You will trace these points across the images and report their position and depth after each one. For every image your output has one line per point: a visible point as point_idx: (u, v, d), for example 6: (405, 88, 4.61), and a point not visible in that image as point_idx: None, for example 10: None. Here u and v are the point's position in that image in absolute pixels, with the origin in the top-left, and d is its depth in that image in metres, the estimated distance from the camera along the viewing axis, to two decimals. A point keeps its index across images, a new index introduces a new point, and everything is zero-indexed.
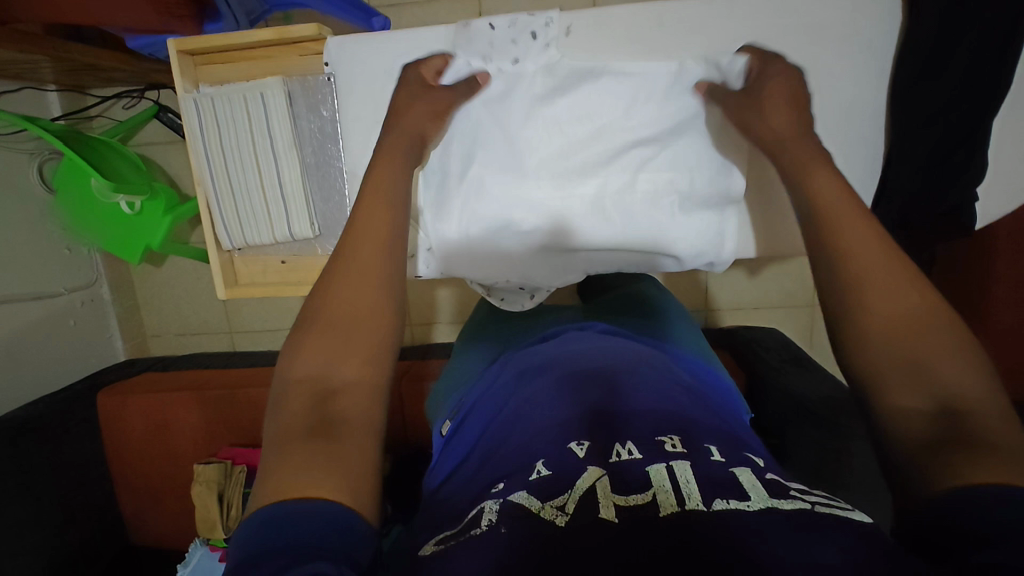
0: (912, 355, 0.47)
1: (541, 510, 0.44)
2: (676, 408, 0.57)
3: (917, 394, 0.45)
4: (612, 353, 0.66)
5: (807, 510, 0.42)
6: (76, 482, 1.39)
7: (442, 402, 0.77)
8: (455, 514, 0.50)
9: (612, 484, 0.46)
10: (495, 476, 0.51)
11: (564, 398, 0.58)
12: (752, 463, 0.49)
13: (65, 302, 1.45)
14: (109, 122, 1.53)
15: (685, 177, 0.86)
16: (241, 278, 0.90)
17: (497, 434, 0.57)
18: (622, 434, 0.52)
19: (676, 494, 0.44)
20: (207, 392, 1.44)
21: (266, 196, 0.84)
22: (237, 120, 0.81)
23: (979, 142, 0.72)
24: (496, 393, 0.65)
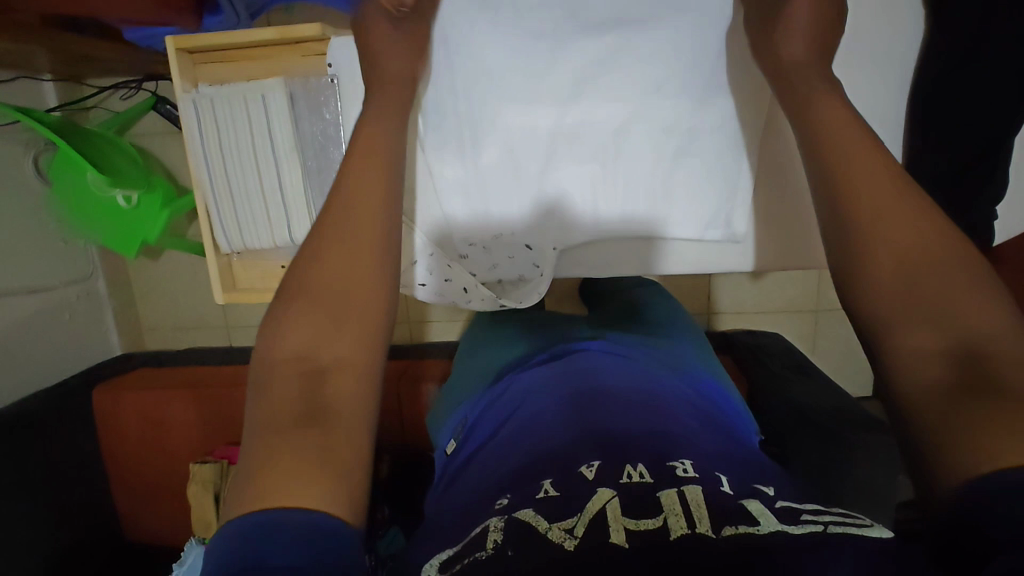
0: (924, 294, 0.44)
1: (548, 530, 0.43)
2: (687, 434, 0.55)
3: (928, 332, 0.43)
4: (621, 373, 0.65)
5: (820, 533, 0.40)
6: (70, 478, 1.38)
7: (448, 417, 0.75)
8: (456, 530, 0.48)
9: (623, 506, 0.44)
10: (501, 491, 0.50)
11: (572, 416, 0.57)
12: (765, 492, 0.47)
13: (59, 296, 1.43)
14: (106, 114, 1.49)
15: (696, 153, 0.80)
16: (239, 282, 0.87)
17: (504, 452, 0.56)
18: (632, 454, 0.51)
19: (687, 517, 0.42)
20: (203, 389, 1.43)
21: (267, 200, 0.82)
22: (237, 121, 0.79)
23: (1002, 157, 0.69)
24: (502, 410, 0.64)
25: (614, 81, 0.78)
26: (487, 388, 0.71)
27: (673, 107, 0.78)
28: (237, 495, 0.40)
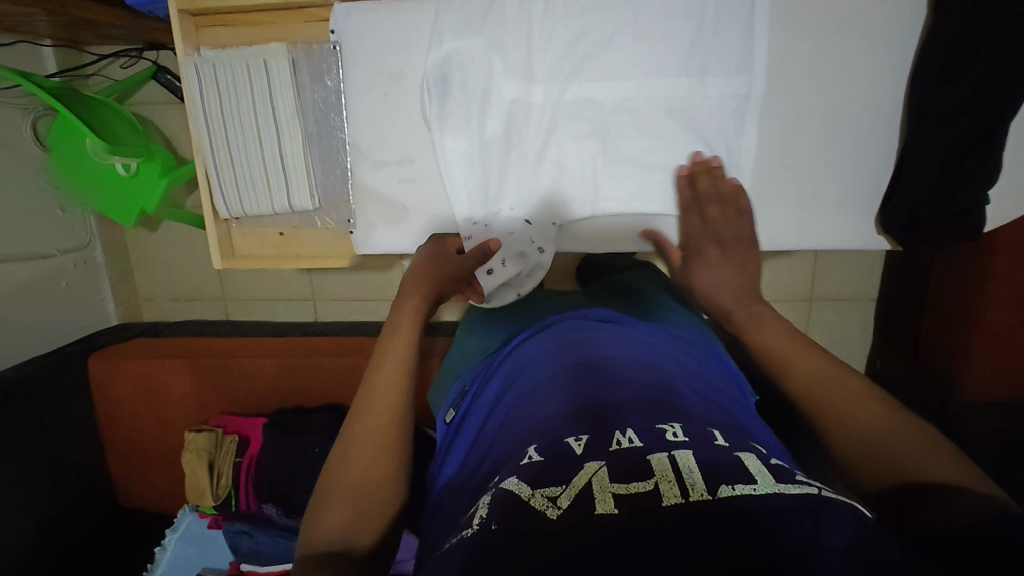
0: (877, 440, 0.49)
1: (531, 498, 0.43)
2: (684, 399, 0.54)
3: (883, 474, 0.47)
4: (613, 343, 0.65)
5: (814, 494, 0.40)
6: (65, 443, 1.39)
7: (446, 388, 0.75)
8: (461, 513, 0.50)
9: (611, 473, 0.44)
10: (494, 469, 0.51)
11: (566, 387, 0.57)
12: (759, 451, 0.48)
13: (56, 264, 1.43)
14: (106, 81, 1.49)
15: (697, 136, 0.79)
16: (238, 249, 0.87)
17: (500, 427, 0.57)
18: (621, 422, 0.50)
19: (679, 484, 0.42)
20: (200, 359, 1.44)
21: (267, 166, 0.81)
22: (237, 87, 0.78)
23: (997, 141, 0.69)
24: (499, 385, 0.64)
25: (619, 60, 0.77)
26: (488, 358, 0.71)
27: (674, 87, 0.77)
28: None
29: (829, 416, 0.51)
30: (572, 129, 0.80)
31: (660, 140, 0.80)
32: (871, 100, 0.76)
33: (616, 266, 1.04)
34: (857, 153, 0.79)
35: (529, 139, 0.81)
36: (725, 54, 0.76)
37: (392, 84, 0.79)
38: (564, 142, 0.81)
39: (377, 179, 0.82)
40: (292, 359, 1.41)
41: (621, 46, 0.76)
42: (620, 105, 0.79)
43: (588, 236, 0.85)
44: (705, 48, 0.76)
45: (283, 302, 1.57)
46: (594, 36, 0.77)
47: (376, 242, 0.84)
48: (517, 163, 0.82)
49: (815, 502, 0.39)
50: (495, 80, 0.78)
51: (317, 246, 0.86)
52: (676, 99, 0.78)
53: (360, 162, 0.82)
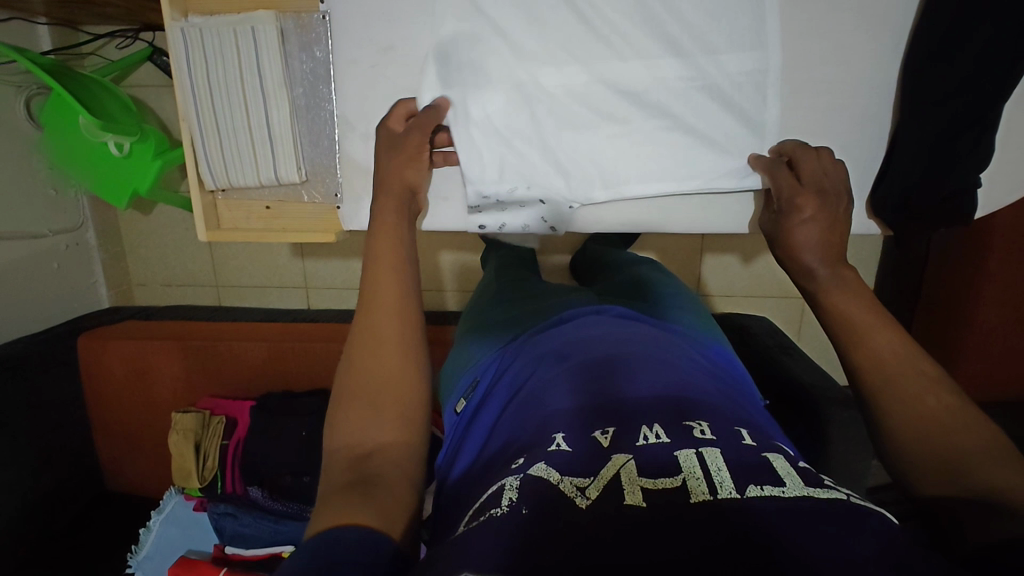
0: (941, 434, 0.47)
1: (561, 483, 0.43)
2: (704, 397, 0.54)
3: (939, 481, 0.46)
4: (629, 338, 0.64)
5: (844, 501, 0.40)
6: (53, 423, 1.38)
7: (454, 381, 0.74)
8: (478, 492, 0.49)
9: (639, 468, 0.44)
10: (516, 454, 0.50)
11: (586, 379, 0.56)
12: (784, 452, 0.47)
13: (49, 244, 1.42)
14: (102, 62, 1.48)
15: (701, 113, 0.75)
16: (224, 222, 0.85)
17: (520, 414, 0.56)
18: (646, 417, 0.50)
19: (707, 481, 0.41)
20: (191, 342, 1.43)
21: (253, 134, 0.80)
22: (226, 55, 0.77)
23: (988, 126, 0.68)
24: (514, 376, 0.63)
25: (628, 41, 0.73)
26: (501, 349, 0.71)
27: (680, 63, 0.73)
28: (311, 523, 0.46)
29: (893, 408, 0.50)
30: (578, 116, 0.76)
31: (660, 117, 0.76)
32: (877, 86, 0.73)
33: (616, 259, 1.02)
34: (847, 136, 0.75)
35: (536, 123, 0.77)
36: (734, 27, 0.72)
37: (386, 53, 0.76)
38: (577, 133, 0.77)
39: (365, 152, 0.79)
40: (282, 342, 1.41)
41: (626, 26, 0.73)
42: (630, 84, 0.75)
43: (604, 218, 0.81)
44: (716, 19, 0.72)
45: (276, 289, 1.56)
46: (604, 18, 0.73)
47: (360, 220, 0.81)
48: (519, 141, 0.78)
49: (847, 510, 0.39)
50: (504, 59, 0.75)
51: (303, 221, 0.85)
52: (678, 78, 0.74)
53: (347, 135, 0.79)
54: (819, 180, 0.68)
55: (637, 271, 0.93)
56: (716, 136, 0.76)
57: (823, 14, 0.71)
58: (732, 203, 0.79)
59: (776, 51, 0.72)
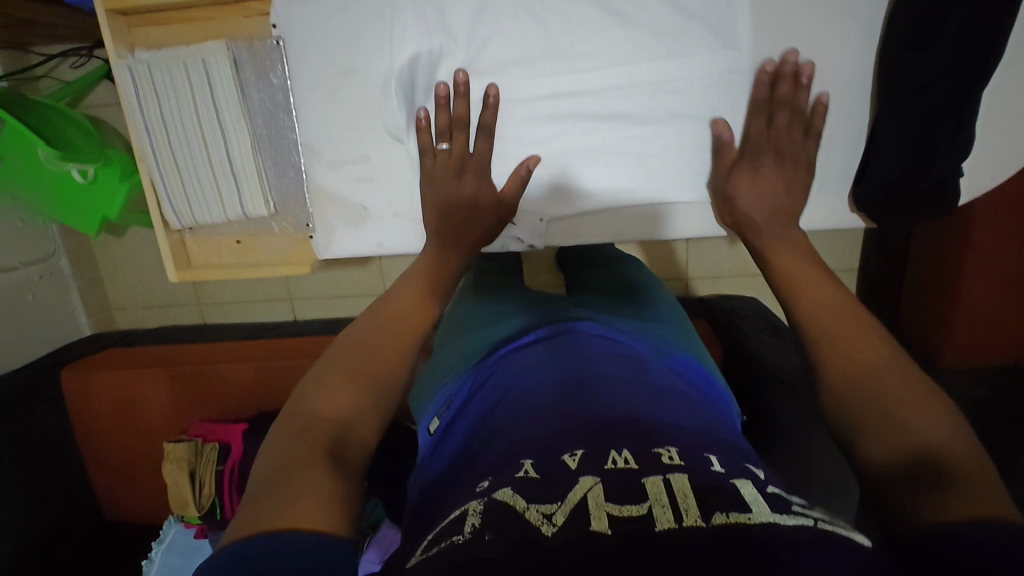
0: (888, 408, 0.46)
1: (526, 511, 0.41)
2: (672, 420, 0.53)
3: (892, 449, 0.45)
4: (603, 357, 0.62)
5: (811, 527, 0.39)
6: (43, 459, 1.36)
7: (433, 394, 0.72)
8: (440, 513, 0.48)
9: (606, 492, 0.42)
10: (481, 473, 0.49)
11: (561, 399, 0.55)
12: (755, 476, 0.46)
13: (21, 276, 1.37)
14: (57, 83, 1.42)
15: (678, 121, 0.72)
16: (194, 258, 0.83)
17: (492, 432, 0.55)
18: (616, 441, 0.49)
19: (674, 508, 0.40)
20: (177, 367, 1.41)
21: (215, 170, 0.77)
22: (178, 89, 0.73)
23: (967, 116, 0.65)
24: (488, 394, 0.62)
25: (596, 44, 0.69)
26: (474, 365, 0.69)
27: (657, 69, 0.70)
28: (260, 516, 0.41)
29: (881, 424, 0.46)
30: (542, 132, 0.73)
31: (626, 135, 0.73)
32: (854, 78, 0.70)
33: (609, 257, 1.00)
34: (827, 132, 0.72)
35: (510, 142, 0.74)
36: (709, 22, 0.68)
37: (345, 75, 0.71)
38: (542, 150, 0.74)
39: (334, 180, 0.76)
40: (268, 361, 1.38)
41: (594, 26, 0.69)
42: (602, 89, 0.71)
43: (590, 233, 0.78)
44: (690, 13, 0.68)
45: (260, 302, 1.53)
46: (566, 24, 0.69)
47: (337, 247, 0.78)
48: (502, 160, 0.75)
49: (819, 538, 0.38)
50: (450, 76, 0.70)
51: (274, 250, 0.82)
52: (648, 81, 0.71)
53: (314, 162, 0.75)
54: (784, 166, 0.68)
55: (616, 274, 0.92)
56: (694, 140, 0.73)
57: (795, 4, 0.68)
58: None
59: (749, 48, 0.69)
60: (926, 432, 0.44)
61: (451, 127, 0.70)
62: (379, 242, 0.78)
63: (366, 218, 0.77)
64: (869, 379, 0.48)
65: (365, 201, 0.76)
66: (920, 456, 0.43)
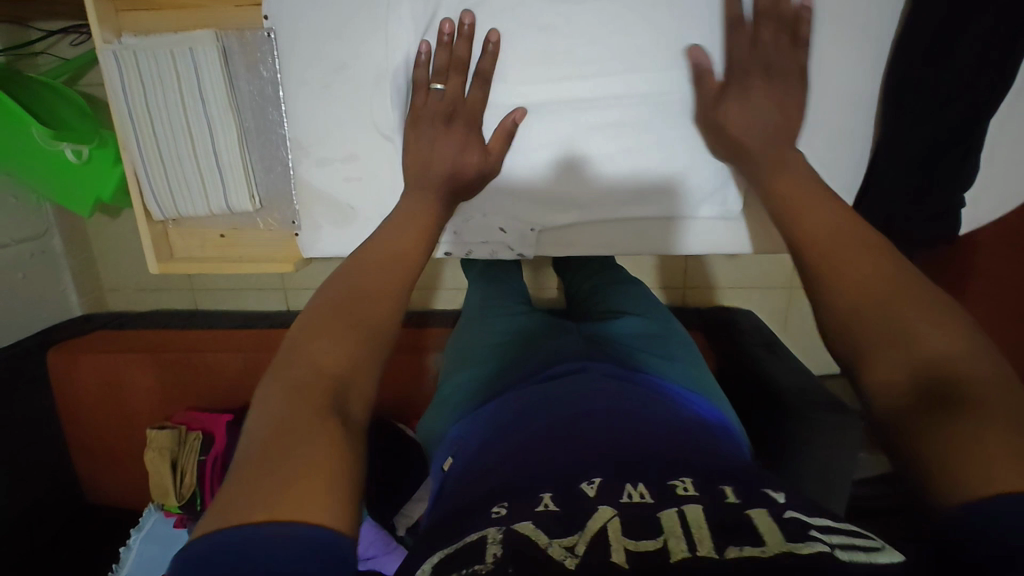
0: (892, 324, 0.43)
1: (548, 546, 0.39)
2: (690, 452, 0.50)
3: (895, 368, 0.41)
4: (615, 391, 0.59)
5: (828, 556, 0.35)
6: (24, 441, 1.36)
7: (441, 438, 0.67)
8: (445, 533, 0.44)
9: (625, 525, 0.40)
10: (493, 498, 0.46)
11: (581, 432, 0.52)
12: (773, 496, 0.42)
13: (11, 254, 1.35)
14: (55, 61, 1.39)
15: (681, 136, 0.69)
16: (177, 251, 0.82)
17: (504, 457, 0.51)
18: (634, 473, 0.46)
19: (688, 539, 0.38)
20: (163, 354, 1.39)
21: (199, 162, 0.75)
22: (164, 78, 0.71)
23: (974, 143, 0.63)
24: (495, 425, 0.58)
25: (592, 50, 0.67)
26: (476, 409, 0.64)
27: (659, 79, 0.67)
28: (234, 499, 0.36)
29: (890, 339, 0.42)
30: (529, 139, 0.70)
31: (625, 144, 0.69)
32: (852, 99, 0.67)
33: (610, 267, 0.96)
34: (826, 153, 0.69)
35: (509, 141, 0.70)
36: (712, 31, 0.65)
37: (336, 72, 0.69)
38: (528, 157, 0.70)
39: (323, 178, 0.74)
40: (257, 352, 1.37)
41: (597, 31, 0.66)
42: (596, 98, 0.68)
43: (588, 241, 0.75)
44: (691, 19, 0.65)
45: (252, 291, 1.50)
46: (567, 27, 0.66)
47: (322, 247, 0.76)
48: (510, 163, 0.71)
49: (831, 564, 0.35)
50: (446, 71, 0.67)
51: (258, 245, 0.81)
52: (646, 92, 0.68)
53: (302, 159, 0.73)
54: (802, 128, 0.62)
55: (619, 287, 0.89)
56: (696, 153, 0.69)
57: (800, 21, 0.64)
58: (714, 223, 0.73)
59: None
60: (931, 348, 0.40)
61: (449, 68, 0.65)
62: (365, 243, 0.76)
63: (354, 219, 0.75)
64: (874, 297, 0.44)
65: (354, 201, 0.74)
66: (928, 375, 0.39)
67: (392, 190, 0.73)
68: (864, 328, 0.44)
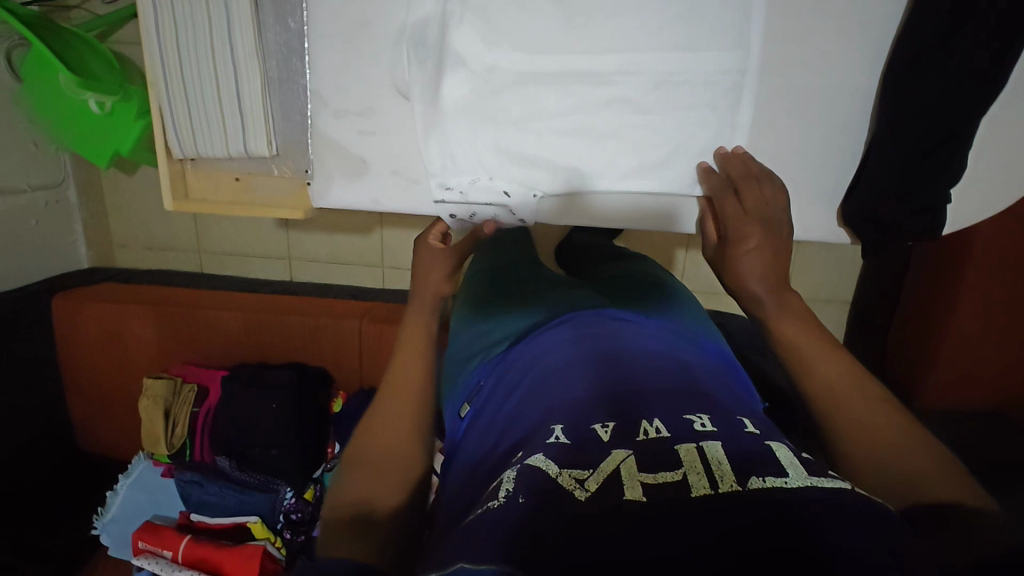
0: (880, 446, 0.52)
1: (559, 476, 0.42)
2: (701, 393, 0.53)
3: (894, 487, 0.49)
4: (631, 336, 0.62)
5: (847, 490, 0.38)
6: (23, 381, 1.39)
7: (458, 380, 0.73)
8: (482, 491, 0.49)
9: (640, 462, 0.43)
10: (514, 449, 0.50)
11: (596, 374, 0.55)
12: (789, 442, 0.46)
13: (26, 200, 1.38)
14: (88, 16, 1.42)
15: (686, 115, 0.71)
16: (193, 192, 0.85)
17: (525, 408, 0.55)
18: (647, 411, 0.49)
19: (709, 475, 0.40)
20: (166, 308, 1.41)
21: (222, 106, 0.78)
22: (196, 21, 0.75)
23: (962, 142, 0.65)
24: (517, 373, 0.62)
25: (605, 34, 0.69)
26: (497, 356, 0.69)
27: (669, 62, 0.69)
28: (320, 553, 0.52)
29: (881, 460, 0.51)
30: (546, 107, 0.72)
31: (631, 118, 0.72)
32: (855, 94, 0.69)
33: (619, 254, 0.98)
34: (824, 143, 0.71)
35: (526, 106, 0.72)
36: (725, 20, 0.67)
37: (361, 28, 0.72)
38: (543, 125, 0.73)
39: (339, 131, 0.77)
40: (258, 315, 1.38)
41: (614, 21, 0.68)
42: (606, 78, 0.70)
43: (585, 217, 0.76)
44: (705, 4, 0.67)
45: (258, 258, 1.53)
46: (584, 7, 0.68)
47: (333, 198, 0.79)
48: (525, 134, 0.73)
49: (845, 500, 0.37)
50: (465, 41, 0.70)
51: (270, 191, 0.84)
52: (656, 73, 0.70)
53: (320, 110, 0.76)
54: (761, 205, 0.67)
55: (634, 266, 0.90)
56: (699, 134, 0.72)
57: (812, 18, 0.66)
58: None
59: (759, 52, 0.68)
60: (916, 469, 0.49)
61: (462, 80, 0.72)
62: (373, 198, 0.79)
63: (365, 173, 0.78)
64: (859, 420, 0.54)
65: (367, 155, 0.77)
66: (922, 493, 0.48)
67: (403, 147, 0.76)
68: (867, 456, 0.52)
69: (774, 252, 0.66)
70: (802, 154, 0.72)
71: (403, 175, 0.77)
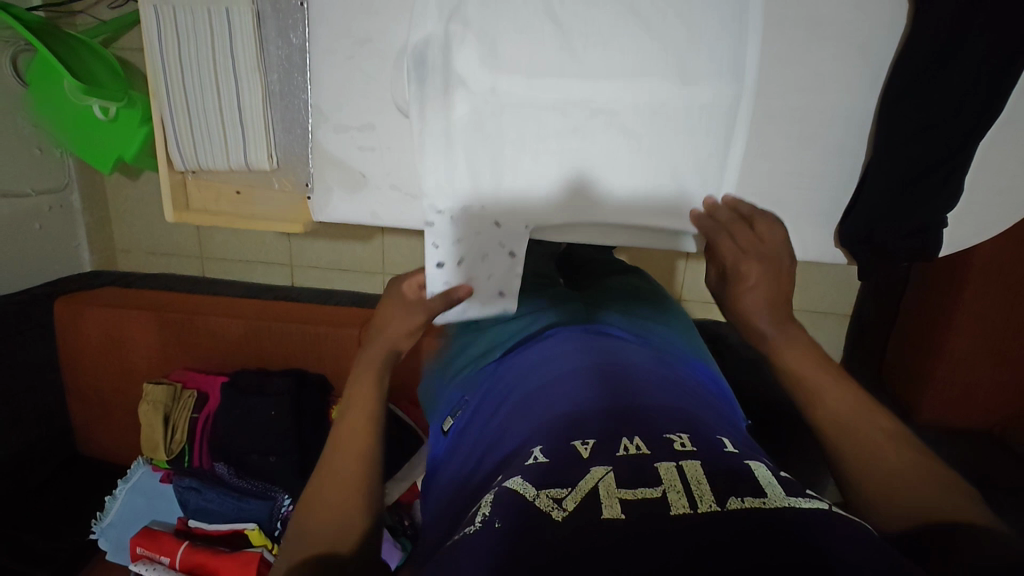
0: (882, 469, 0.52)
1: (536, 498, 0.41)
2: (682, 410, 0.52)
3: (896, 511, 0.49)
4: (614, 351, 0.62)
5: (825, 510, 0.38)
6: (25, 384, 1.39)
7: (445, 393, 0.74)
8: (465, 516, 0.49)
9: (618, 480, 0.42)
10: (496, 471, 0.50)
11: (577, 390, 0.54)
12: (768, 461, 0.46)
13: (30, 204, 1.38)
14: (93, 21, 1.43)
15: (683, 133, 0.71)
16: (193, 202, 0.88)
17: (507, 427, 0.55)
18: (627, 428, 0.49)
19: (687, 494, 0.40)
20: (167, 314, 1.41)
21: (224, 116, 0.79)
22: (198, 33, 0.76)
23: (959, 163, 0.66)
24: (501, 391, 0.62)
25: (604, 53, 0.69)
26: (483, 370, 0.69)
27: (668, 81, 0.69)
28: None
29: (881, 481, 0.51)
30: (545, 124, 0.72)
31: (627, 134, 0.72)
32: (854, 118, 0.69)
33: (619, 267, 0.98)
34: (821, 163, 0.71)
35: (524, 123, 0.73)
36: (725, 38, 0.67)
37: (363, 44, 0.73)
38: (540, 141, 0.73)
39: (337, 145, 0.77)
40: (258, 322, 1.39)
41: (614, 40, 0.68)
42: (605, 96, 0.70)
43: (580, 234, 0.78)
44: (704, 23, 0.67)
45: (260, 265, 1.53)
46: (584, 27, 0.68)
47: (332, 211, 0.80)
48: (523, 151, 0.74)
49: (822, 520, 0.37)
50: (464, 59, 0.70)
51: (268, 204, 0.86)
52: (654, 89, 0.70)
53: (320, 124, 0.77)
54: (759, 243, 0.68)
55: (630, 279, 0.90)
56: (696, 152, 0.72)
57: (814, 37, 0.66)
58: None
59: (758, 71, 0.68)
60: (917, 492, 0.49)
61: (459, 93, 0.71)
62: (371, 210, 0.79)
63: (365, 187, 0.78)
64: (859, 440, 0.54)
65: (366, 169, 0.78)
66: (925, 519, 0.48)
67: (401, 162, 0.77)
68: (868, 480, 0.52)
69: (775, 281, 0.66)
70: (801, 172, 0.72)
71: (402, 188, 0.78)
